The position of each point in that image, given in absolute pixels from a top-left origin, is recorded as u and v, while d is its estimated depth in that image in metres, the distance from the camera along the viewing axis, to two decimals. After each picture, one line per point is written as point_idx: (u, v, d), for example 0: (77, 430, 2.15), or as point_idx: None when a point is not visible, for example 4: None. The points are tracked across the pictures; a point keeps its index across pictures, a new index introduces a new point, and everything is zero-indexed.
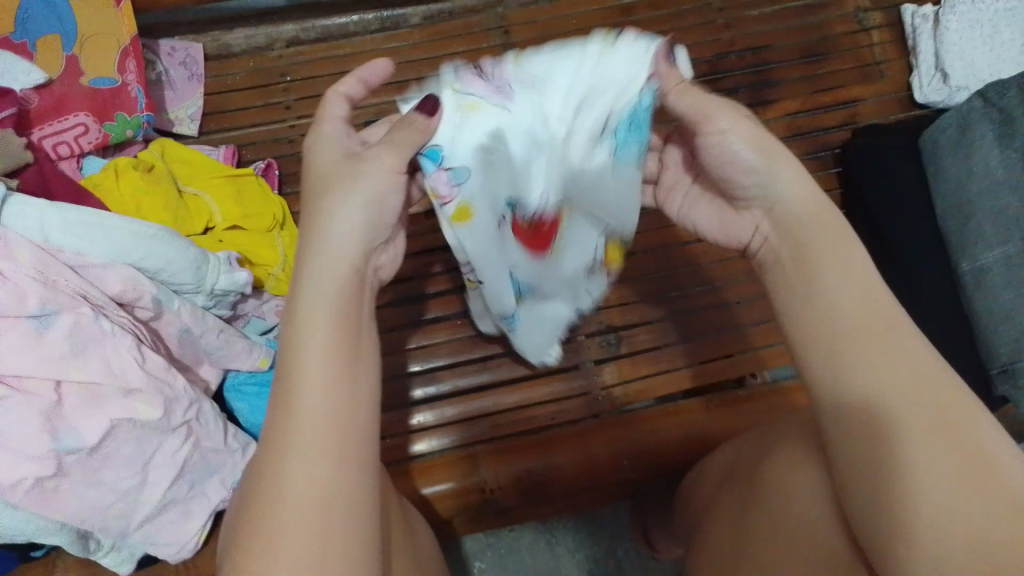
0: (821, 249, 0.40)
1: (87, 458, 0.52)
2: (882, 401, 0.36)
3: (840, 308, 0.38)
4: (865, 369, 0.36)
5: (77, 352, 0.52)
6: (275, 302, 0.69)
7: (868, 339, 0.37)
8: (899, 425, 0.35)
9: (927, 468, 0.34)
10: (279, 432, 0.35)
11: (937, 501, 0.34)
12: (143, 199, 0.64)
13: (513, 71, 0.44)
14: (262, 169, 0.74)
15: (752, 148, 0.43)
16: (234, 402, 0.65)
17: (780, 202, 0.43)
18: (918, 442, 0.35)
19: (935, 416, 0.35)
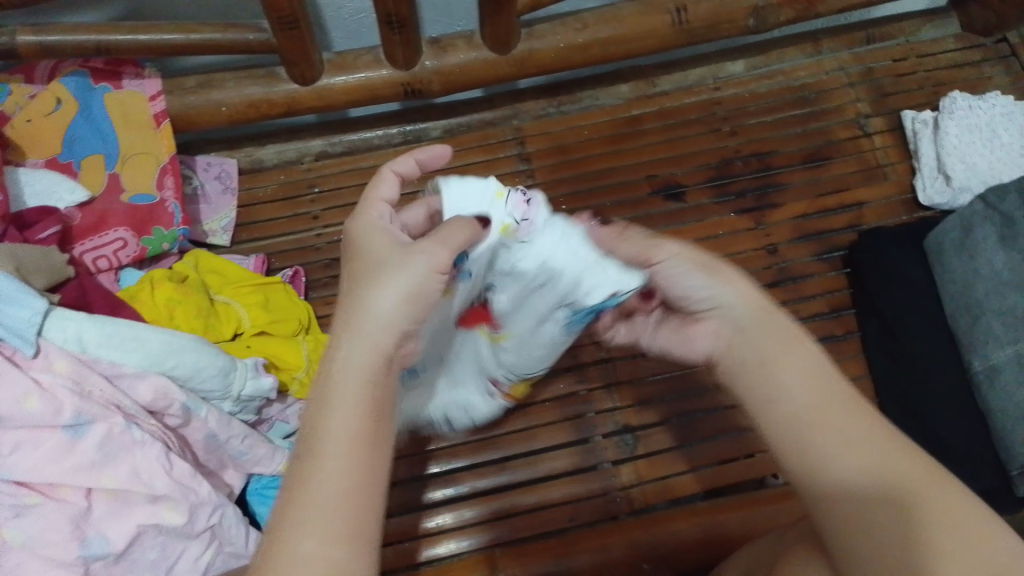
0: (770, 347, 0.44)
1: (114, 564, 0.54)
2: (879, 490, 0.38)
3: (824, 395, 0.42)
4: (853, 445, 0.40)
5: (108, 461, 0.55)
6: (299, 405, 0.71)
7: (846, 419, 0.41)
8: (894, 486, 0.38)
9: (923, 525, 0.36)
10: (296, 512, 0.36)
11: (944, 560, 0.34)
12: (176, 309, 0.67)
13: (538, 214, 0.49)
14: (289, 277, 0.78)
15: (700, 271, 0.48)
16: (257, 506, 0.66)
17: (732, 309, 0.46)
18: (927, 529, 0.36)
19: (927, 479, 0.38)
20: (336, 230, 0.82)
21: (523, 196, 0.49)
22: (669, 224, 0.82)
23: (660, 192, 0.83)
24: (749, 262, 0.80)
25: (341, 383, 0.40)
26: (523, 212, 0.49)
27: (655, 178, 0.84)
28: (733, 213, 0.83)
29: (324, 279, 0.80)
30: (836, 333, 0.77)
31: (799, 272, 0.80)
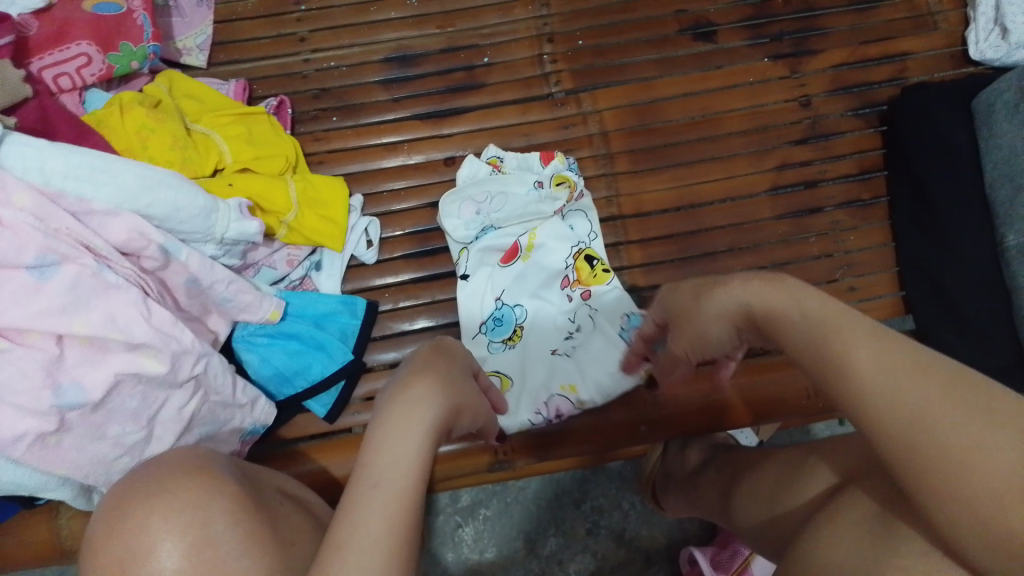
0: (780, 311, 0.39)
1: (91, 412, 0.50)
2: (908, 416, 0.32)
3: (840, 358, 0.35)
4: (905, 387, 0.33)
5: (79, 306, 0.50)
6: (287, 250, 0.67)
7: (855, 364, 0.34)
8: (930, 417, 0.32)
9: (968, 464, 0.31)
10: (361, 489, 0.33)
11: (979, 484, 0.30)
12: (148, 137, 0.60)
13: (575, 397, 0.63)
14: (274, 107, 0.71)
15: (769, 290, 0.40)
16: (243, 353, 0.63)
17: (751, 302, 0.40)
18: (956, 447, 0.31)
19: (948, 406, 0.32)
20: (326, 55, 0.73)
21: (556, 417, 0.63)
22: (695, 67, 0.76)
23: (688, 31, 0.76)
24: (781, 114, 0.75)
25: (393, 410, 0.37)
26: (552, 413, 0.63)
27: (684, 14, 0.77)
28: (767, 59, 0.76)
29: (313, 111, 0.72)
30: (863, 198, 0.73)
31: (831, 128, 0.75)
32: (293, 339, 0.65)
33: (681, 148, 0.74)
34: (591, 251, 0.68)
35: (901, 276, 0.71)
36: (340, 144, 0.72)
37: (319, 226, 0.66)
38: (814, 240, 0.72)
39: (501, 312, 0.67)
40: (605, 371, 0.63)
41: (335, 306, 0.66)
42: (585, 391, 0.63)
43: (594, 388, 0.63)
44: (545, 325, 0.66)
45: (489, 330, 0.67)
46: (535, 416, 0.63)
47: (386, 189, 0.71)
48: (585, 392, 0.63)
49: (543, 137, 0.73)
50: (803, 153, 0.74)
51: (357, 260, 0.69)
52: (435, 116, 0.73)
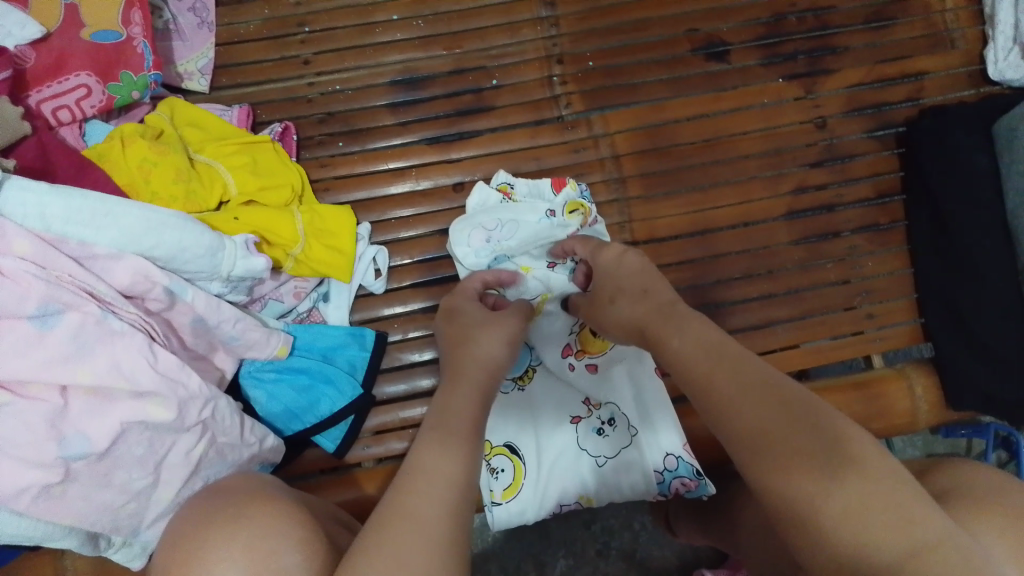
0: (696, 363, 0.41)
1: (96, 462, 0.49)
2: (777, 443, 0.37)
3: (770, 415, 0.38)
4: (840, 449, 0.36)
5: (83, 355, 0.48)
6: (294, 282, 0.65)
7: (785, 419, 0.37)
8: (799, 455, 0.36)
9: (881, 516, 0.34)
10: (399, 510, 0.37)
11: (883, 535, 0.34)
12: (151, 171, 0.59)
13: (587, 489, 0.64)
14: (279, 133, 0.69)
15: (755, 357, 0.41)
16: (250, 390, 0.62)
17: (680, 355, 0.42)
18: (815, 484, 0.35)
19: (880, 469, 0.36)
20: (330, 79, 0.72)
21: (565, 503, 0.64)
22: (708, 88, 0.74)
23: (701, 51, 0.75)
24: (797, 135, 0.74)
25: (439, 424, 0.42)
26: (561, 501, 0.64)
27: (695, 33, 0.75)
28: (781, 79, 0.75)
29: (318, 136, 0.71)
30: (880, 223, 0.73)
31: (846, 150, 0.73)
32: (301, 374, 0.63)
33: (695, 171, 0.72)
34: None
35: (920, 302, 0.71)
36: (348, 170, 0.70)
37: (327, 257, 0.65)
38: (831, 266, 0.71)
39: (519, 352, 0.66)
40: (623, 484, 0.63)
41: (344, 339, 0.64)
42: (596, 497, 0.64)
43: (606, 495, 0.64)
44: (559, 385, 0.66)
45: None
46: (546, 510, 0.64)
47: (394, 217, 0.70)
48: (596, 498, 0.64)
49: (554, 161, 0.72)
50: (819, 175, 0.73)
51: (366, 290, 0.68)
52: (443, 140, 0.72)
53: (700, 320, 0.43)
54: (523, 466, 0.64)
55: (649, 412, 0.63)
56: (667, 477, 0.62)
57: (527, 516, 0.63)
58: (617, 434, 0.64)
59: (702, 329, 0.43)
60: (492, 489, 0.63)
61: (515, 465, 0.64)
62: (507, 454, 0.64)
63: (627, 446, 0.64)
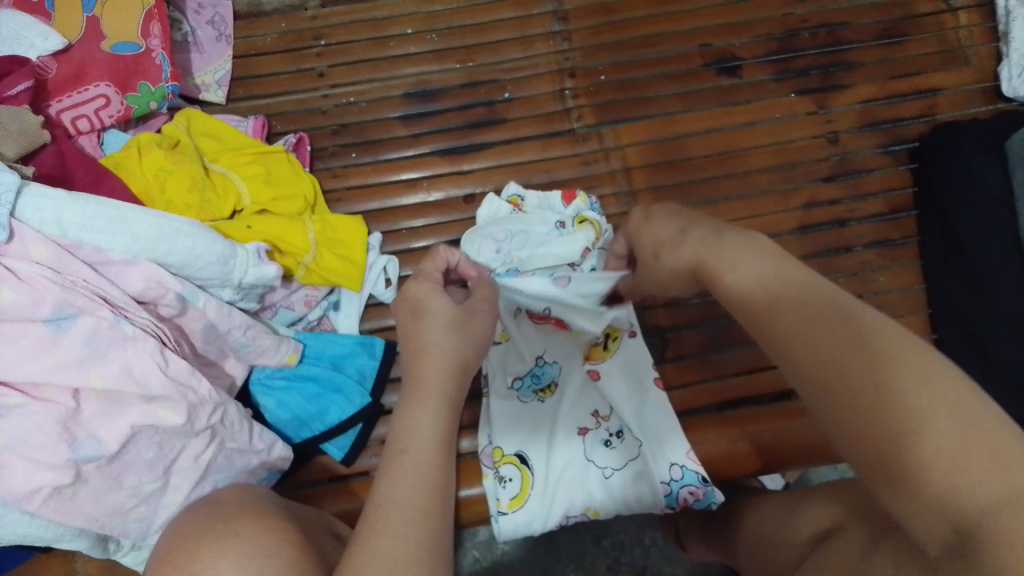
0: (764, 311, 0.38)
1: (107, 465, 0.50)
2: (851, 385, 0.33)
3: (840, 355, 0.34)
4: (917, 379, 0.32)
5: (96, 358, 0.49)
6: (304, 291, 0.66)
7: (853, 350, 0.34)
8: (888, 396, 0.32)
9: (959, 461, 0.30)
10: (373, 518, 0.39)
11: (966, 486, 0.29)
12: (166, 180, 0.60)
13: (596, 503, 0.64)
14: (293, 144, 0.70)
15: (796, 271, 0.39)
16: (260, 397, 0.62)
17: (736, 277, 0.40)
18: (909, 436, 0.31)
19: (958, 403, 0.31)
20: (344, 91, 0.73)
21: (576, 516, 0.64)
22: (720, 102, 0.74)
23: (712, 66, 0.75)
24: (809, 150, 0.74)
25: (404, 441, 0.43)
26: (571, 513, 0.64)
27: (707, 48, 0.75)
28: (793, 94, 0.75)
29: (331, 147, 0.72)
30: (893, 239, 0.72)
31: (858, 165, 0.73)
32: (311, 382, 0.64)
33: (706, 185, 0.72)
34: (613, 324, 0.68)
35: (933, 319, 0.70)
36: (360, 181, 0.71)
37: (338, 266, 0.65)
38: (843, 280, 0.71)
39: (540, 369, 0.68)
40: (629, 495, 0.63)
41: (354, 347, 0.65)
42: (605, 510, 0.64)
43: (614, 509, 0.64)
44: (573, 396, 0.66)
45: (523, 381, 0.67)
46: (555, 523, 0.64)
47: (405, 227, 0.71)
48: (604, 512, 0.64)
49: (565, 173, 0.72)
50: (830, 191, 0.73)
51: (376, 300, 0.69)
52: (455, 152, 0.72)
53: (764, 243, 0.41)
54: (532, 476, 0.64)
55: (653, 423, 0.64)
56: (674, 488, 0.62)
57: (534, 527, 0.64)
58: (624, 446, 0.64)
59: (756, 263, 0.40)
60: (499, 498, 0.63)
61: (525, 478, 0.64)
62: (517, 463, 0.64)
63: (634, 459, 0.64)
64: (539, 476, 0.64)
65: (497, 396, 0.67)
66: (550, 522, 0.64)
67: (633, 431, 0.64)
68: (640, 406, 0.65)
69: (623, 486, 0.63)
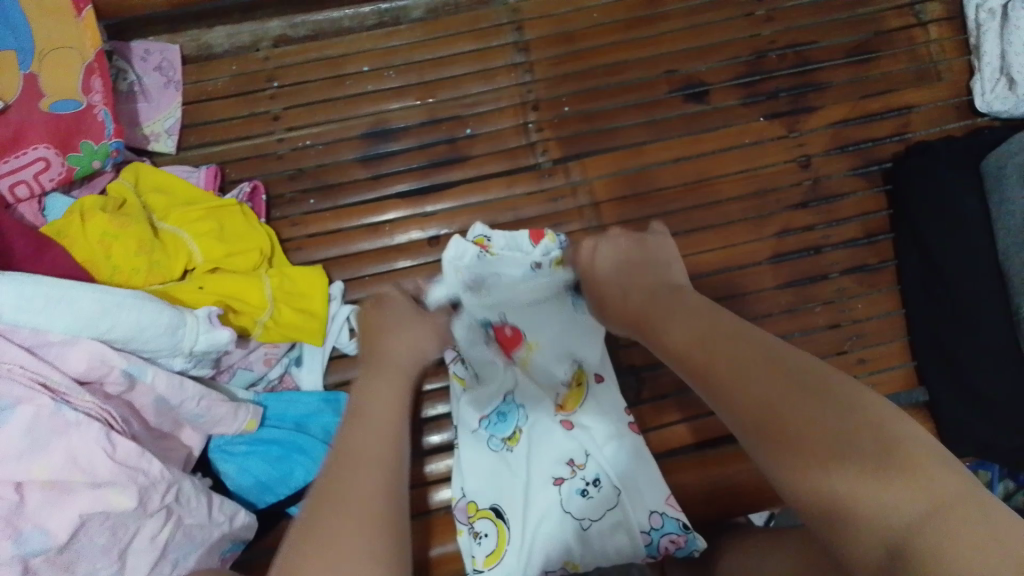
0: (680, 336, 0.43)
1: (57, 556, 0.47)
2: (798, 380, 0.36)
3: (782, 400, 0.35)
4: (858, 401, 0.34)
5: (37, 448, 0.47)
6: (264, 349, 0.63)
7: (785, 372, 0.36)
8: (843, 409, 0.34)
9: (882, 480, 0.31)
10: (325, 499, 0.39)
11: (899, 502, 0.30)
12: (113, 246, 0.57)
13: (576, 553, 0.60)
14: (247, 193, 0.67)
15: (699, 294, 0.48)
16: (220, 465, 0.60)
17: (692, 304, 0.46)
18: (870, 456, 0.32)
19: (896, 426, 0.33)
20: (300, 134, 0.70)
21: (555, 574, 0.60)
22: (689, 129, 0.72)
23: (679, 92, 0.73)
24: (782, 176, 0.72)
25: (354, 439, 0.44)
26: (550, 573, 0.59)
27: (673, 74, 0.73)
28: (763, 118, 0.73)
29: (288, 194, 0.69)
30: (869, 264, 0.71)
31: (832, 189, 0.72)
32: (274, 446, 0.62)
33: (676, 217, 0.71)
34: (580, 373, 0.66)
35: (913, 346, 0.69)
36: (320, 228, 0.69)
37: (297, 321, 0.63)
38: (820, 310, 0.69)
39: (505, 408, 0.65)
40: (609, 548, 0.60)
41: (318, 407, 0.63)
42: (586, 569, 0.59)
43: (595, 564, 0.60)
44: (546, 445, 0.63)
45: (490, 425, 0.65)
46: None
47: (367, 273, 0.68)
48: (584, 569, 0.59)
49: (531, 211, 0.70)
50: (805, 217, 0.71)
51: (340, 352, 0.67)
52: (417, 193, 0.70)
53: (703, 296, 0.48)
54: (507, 531, 0.61)
55: (633, 471, 0.62)
56: (654, 537, 0.59)
57: None
58: (603, 496, 0.61)
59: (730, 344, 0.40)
60: (474, 555, 0.60)
61: (501, 532, 0.61)
62: (492, 517, 0.61)
63: (613, 509, 0.61)
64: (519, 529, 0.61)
65: (467, 443, 0.64)
66: None
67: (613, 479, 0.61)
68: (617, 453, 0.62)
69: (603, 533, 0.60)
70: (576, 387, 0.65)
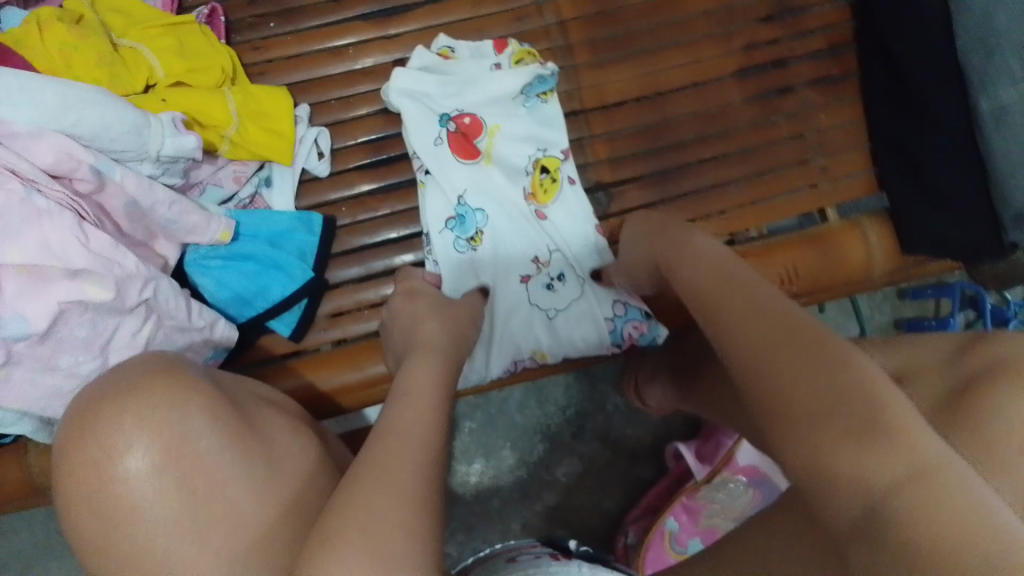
0: (723, 295, 0.46)
1: (39, 344, 0.49)
2: (819, 372, 0.38)
3: (774, 364, 0.39)
4: (863, 375, 0.37)
5: (11, 235, 0.48)
6: (232, 167, 0.64)
7: (790, 351, 0.39)
8: (858, 375, 0.37)
9: (848, 429, 0.35)
10: (357, 478, 0.39)
11: (845, 446, 0.34)
12: (72, 56, 0.57)
13: (545, 341, 0.66)
14: (207, 16, 0.66)
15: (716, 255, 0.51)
16: (197, 278, 0.61)
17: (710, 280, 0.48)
18: (843, 386, 0.36)
19: (884, 390, 0.36)
20: None
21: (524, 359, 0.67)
22: None
23: None
24: None
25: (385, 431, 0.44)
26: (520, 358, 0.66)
27: None
28: None
29: (248, 18, 0.69)
30: (832, 75, 0.71)
31: (795, 4, 0.72)
32: (249, 261, 0.63)
33: (642, 35, 0.70)
34: (548, 162, 0.68)
35: (874, 155, 0.71)
36: (283, 52, 0.68)
37: (263, 138, 0.63)
38: (782, 122, 0.71)
39: (464, 212, 0.66)
40: (574, 336, 0.66)
41: (291, 225, 0.64)
42: (552, 354, 0.66)
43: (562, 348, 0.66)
44: (508, 242, 0.66)
45: (452, 228, 0.66)
46: (505, 365, 0.66)
47: (334, 98, 0.68)
48: (551, 355, 0.66)
49: (497, 31, 0.70)
50: (769, 31, 0.71)
51: (310, 174, 0.67)
52: (379, 16, 0.69)
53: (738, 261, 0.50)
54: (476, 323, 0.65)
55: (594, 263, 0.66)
56: (619, 324, 0.66)
57: (481, 374, 0.66)
58: (567, 288, 0.66)
59: (769, 319, 0.42)
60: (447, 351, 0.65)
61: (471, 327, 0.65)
62: None
63: (577, 300, 0.66)
64: (489, 322, 0.65)
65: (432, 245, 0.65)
66: (499, 368, 0.66)
67: (577, 266, 0.66)
68: (579, 244, 0.67)
69: (568, 322, 0.66)
70: (541, 181, 0.68)
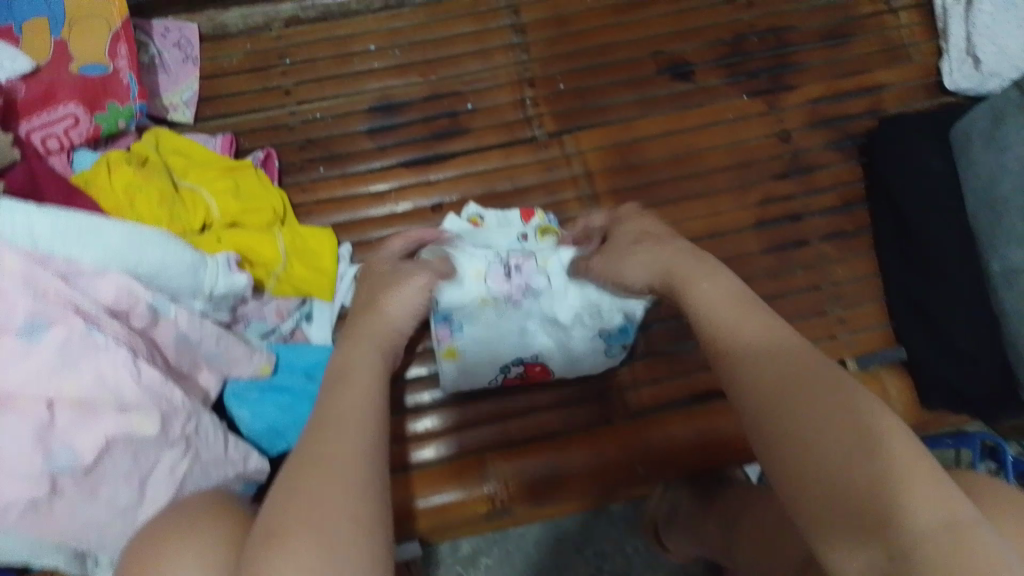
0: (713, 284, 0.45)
1: (83, 476, 0.49)
2: (830, 389, 0.36)
3: (784, 379, 0.37)
4: (876, 418, 0.34)
5: (69, 368, 0.50)
6: (277, 301, 0.66)
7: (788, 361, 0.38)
8: (866, 411, 0.34)
9: (861, 474, 0.32)
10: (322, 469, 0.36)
11: (868, 491, 0.32)
12: (137, 196, 0.60)
13: None
14: (261, 159, 0.71)
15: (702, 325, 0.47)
16: (235, 410, 0.61)
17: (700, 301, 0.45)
18: (847, 426, 0.34)
19: (899, 445, 0.33)
20: (310, 107, 0.74)
21: None
22: (676, 106, 0.77)
23: (667, 71, 0.77)
24: (764, 150, 0.76)
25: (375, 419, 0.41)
26: None
27: (661, 55, 0.78)
28: (745, 96, 0.77)
29: (299, 162, 0.73)
30: (847, 230, 0.75)
31: (811, 162, 0.76)
32: (285, 393, 0.64)
33: (665, 186, 0.75)
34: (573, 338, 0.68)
35: (890, 307, 0.73)
36: (327, 195, 0.73)
37: (307, 276, 0.67)
38: (801, 273, 0.74)
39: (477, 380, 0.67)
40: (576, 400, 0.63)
41: (329, 359, 0.66)
42: None
43: None
44: None
45: None
46: None
47: (374, 237, 0.72)
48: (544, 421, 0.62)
49: (528, 180, 0.74)
50: (785, 187, 0.75)
51: (348, 310, 0.70)
52: (421, 162, 0.74)
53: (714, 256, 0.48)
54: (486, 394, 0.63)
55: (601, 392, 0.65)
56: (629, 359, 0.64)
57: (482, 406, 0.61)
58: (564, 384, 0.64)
59: (761, 322, 0.41)
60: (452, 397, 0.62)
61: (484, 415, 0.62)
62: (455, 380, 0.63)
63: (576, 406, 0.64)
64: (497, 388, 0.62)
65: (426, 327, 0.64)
66: None
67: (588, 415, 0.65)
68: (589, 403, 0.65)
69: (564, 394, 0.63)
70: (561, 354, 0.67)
